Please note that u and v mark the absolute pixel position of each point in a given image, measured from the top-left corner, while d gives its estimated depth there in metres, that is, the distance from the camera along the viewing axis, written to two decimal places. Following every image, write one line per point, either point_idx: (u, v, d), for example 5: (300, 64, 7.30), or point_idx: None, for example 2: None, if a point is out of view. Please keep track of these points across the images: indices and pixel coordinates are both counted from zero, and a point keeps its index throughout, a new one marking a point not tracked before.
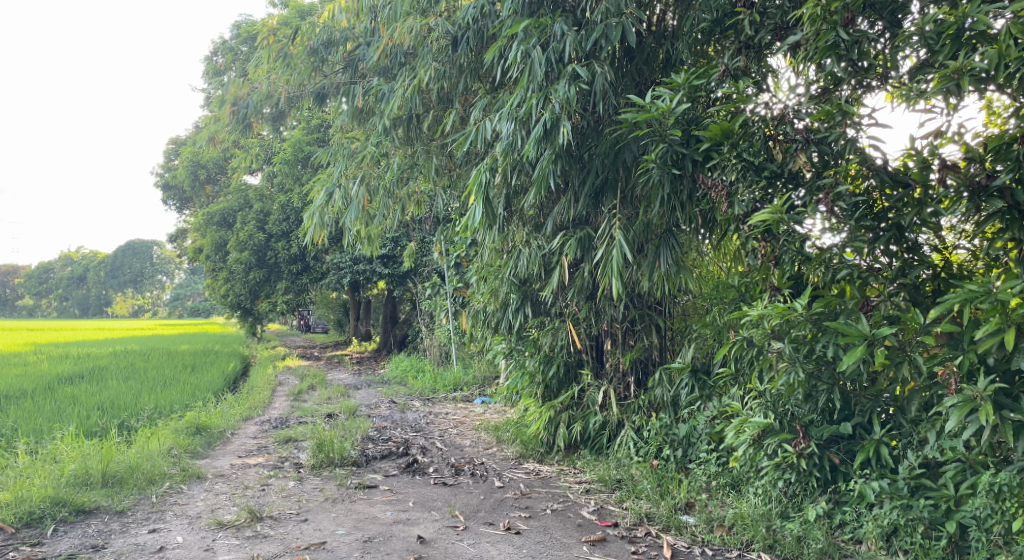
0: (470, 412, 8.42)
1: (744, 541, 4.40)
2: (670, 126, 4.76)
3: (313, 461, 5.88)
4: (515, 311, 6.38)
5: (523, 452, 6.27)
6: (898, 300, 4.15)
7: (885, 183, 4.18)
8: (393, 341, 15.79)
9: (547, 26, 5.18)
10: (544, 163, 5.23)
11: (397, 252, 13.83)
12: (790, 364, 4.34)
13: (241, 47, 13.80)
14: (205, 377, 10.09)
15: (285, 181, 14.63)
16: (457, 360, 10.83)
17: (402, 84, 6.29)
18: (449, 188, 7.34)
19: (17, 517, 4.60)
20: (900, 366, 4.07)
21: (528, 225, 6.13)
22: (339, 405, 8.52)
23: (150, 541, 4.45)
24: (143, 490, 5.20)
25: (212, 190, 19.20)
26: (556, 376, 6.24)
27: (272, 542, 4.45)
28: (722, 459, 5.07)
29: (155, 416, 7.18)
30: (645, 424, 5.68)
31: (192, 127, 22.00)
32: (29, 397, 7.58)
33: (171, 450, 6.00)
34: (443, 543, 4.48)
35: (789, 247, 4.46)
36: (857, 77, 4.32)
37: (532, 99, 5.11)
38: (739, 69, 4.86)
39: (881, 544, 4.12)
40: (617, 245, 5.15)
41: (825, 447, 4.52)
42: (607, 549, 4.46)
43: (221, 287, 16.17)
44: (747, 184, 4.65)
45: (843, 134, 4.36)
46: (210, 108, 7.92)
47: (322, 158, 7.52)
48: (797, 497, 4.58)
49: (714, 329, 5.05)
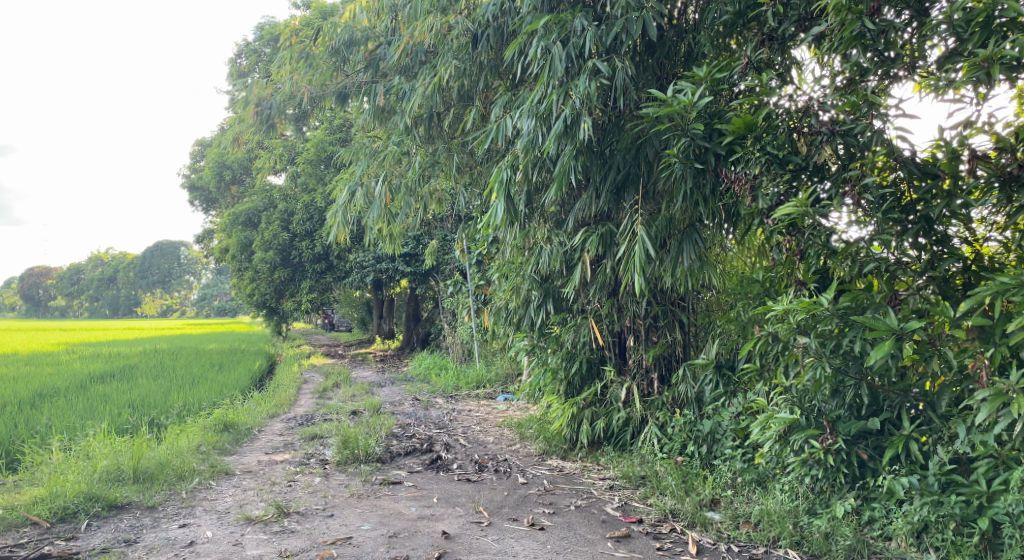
0: (493, 409, 8.44)
1: (770, 537, 4.38)
2: (692, 120, 4.71)
3: (338, 457, 5.91)
4: (538, 307, 6.38)
5: (546, 449, 6.26)
6: (927, 294, 4.06)
7: (913, 174, 4.13)
8: (416, 339, 15.87)
9: (568, 22, 5.16)
10: (565, 160, 5.20)
11: (420, 250, 13.88)
12: (817, 359, 4.33)
13: (265, 49, 14.00)
14: (232, 375, 10.16)
15: (309, 181, 14.80)
16: (480, 358, 10.88)
17: (422, 82, 6.31)
18: (471, 186, 7.37)
19: (52, 513, 4.66)
20: (930, 360, 4.02)
21: (549, 222, 6.11)
22: (363, 402, 8.58)
23: (181, 536, 4.50)
24: (173, 486, 5.27)
25: (237, 191, 19.34)
26: (578, 372, 6.22)
27: (299, 537, 4.48)
28: (747, 456, 5.01)
29: (184, 413, 7.26)
30: (668, 420, 5.64)
31: (217, 128, 22.25)
32: (62, 395, 7.70)
33: (200, 447, 6.07)
34: (468, 539, 4.49)
35: (814, 241, 4.42)
36: (883, 67, 4.26)
37: (554, 95, 5.09)
38: (762, 61, 4.82)
39: (911, 541, 4.05)
40: (639, 240, 5.13)
41: (852, 442, 4.44)
42: (631, 546, 4.44)
43: (247, 286, 16.33)
44: (771, 177, 4.62)
45: (870, 126, 4.29)
46: (235, 109, 8.01)
47: (344, 158, 7.55)
48: (824, 493, 4.50)
49: (738, 324, 5.00)
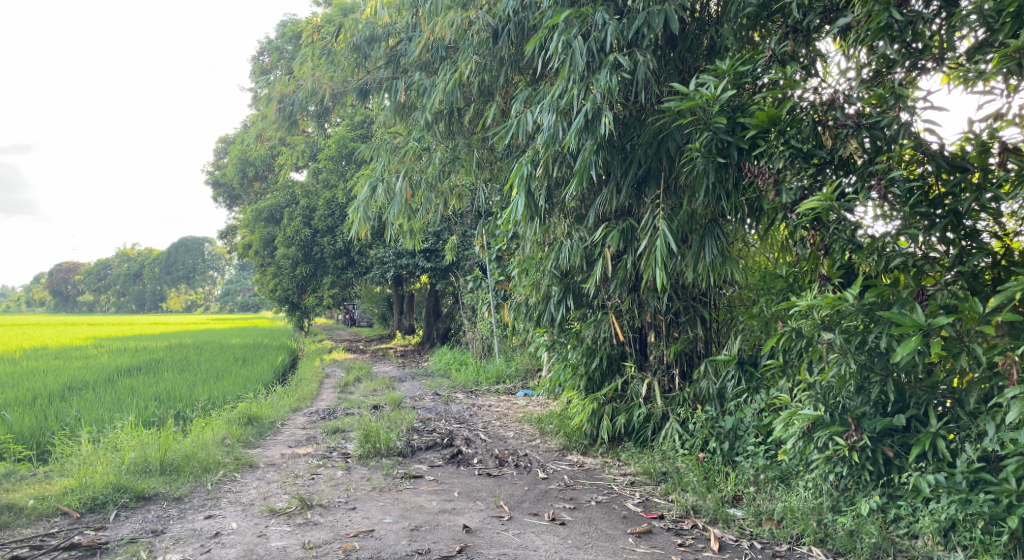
0: (514, 404, 8.44)
1: (794, 534, 4.35)
2: (715, 114, 4.69)
3: (360, 451, 5.94)
4: (558, 302, 6.35)
5: (566, 444, 6.24)
6: (955, 289, 4.01)
7: (942, 168, 4.06)
8: (436, 335, 15.91)
9: (588, 16, 5.11)
10: (586, 155, 5.18)
11: (440, 246, 13.91)
12: (842, 355, 4.29)
13: (287, 46, 14.10)
14: (255, 370, 10.22)
15: (330, 177, 14.91)
16: (500, 354, 10.90)
17: (443, 78, 6.33)
18: (491, 181, 7.38)
19: (82, 503, 4.73)
20: (958, 356, 3.96)
21: (570, 217, 6.08)
22: (384, 396, 8.61)
23: (206, 527, 4.54)
24: (199, 478, 5.32)
25: (260, 187, 19.46)
26: (599, 368, 6.20)
27: (322, 529, 4.50)
28: (770, 452, 4.98)
29: (208, 407, 7.33)
30: (689, 416, 5.60)
31: (239, 126, 22.43)
32: (91, 388, 7.80)
33: (224, 440, 6.12)
34: (489, 533, 4.49)
35: (839, 235, 4.39)
36: (911, 59, 4.18)
37: (574, 90, 5.06)
38: (786, 54, 4.77)
39: (938, 539, 4.01)
40: (661, 235, 5.09)
41: (877, 439, 4.39)
42: (653, 541, 4.42)
43: (270, 282, 16.46)
44: (796, 171, 4.60)
45: (897, 119, 4.23)
46: (258, 106, 8.07)
47: (365, 154, 7.57)
48: (849, 490, 4.46)
49: (761, 320, 4.94)
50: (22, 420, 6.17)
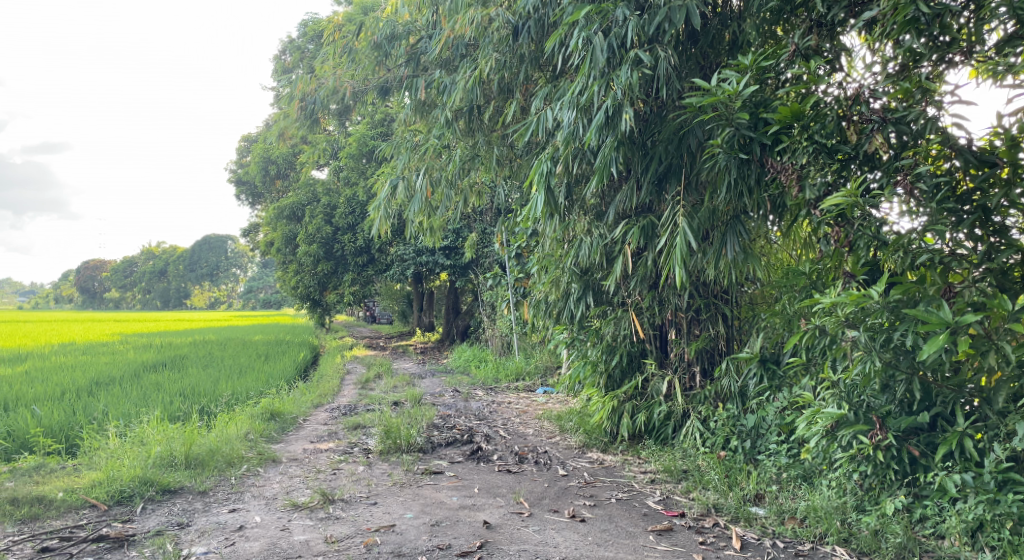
0: (533, 402, 8.42)
1: (817, 534, 4.30)
2: (736, 110, 4.64)
3: (380, 446, 5.97)
4: (577, 300, 6.30)
5: (585, 442, 6.22)
6: (984, 287, 3.96)
7: (970, 163, 4.01)
8: (456, 332, 15.92)
9: (609, 11, 5.06)
10: (606, 151, 5.16)
11: (459, 243, 13.94)
12: (867, 353, 4.22)
13: (308, 46, 14.20)
14: (278, 366, 10.28)
15: (351, 175, 15.01)
16: (519, 351, 10.89)
17: (463, 76, 6.34)
18: (510, 179, 7.38)
19: (109, 495, 4.79)
20: (986, 354, 3.89)
21: (589, 214, 6.06)
22: (405, 393, 8.64)
23: (231, 520, 4.58)
24: (223, 472, 5.36)
25: (282, 185, 19.57)
26: (618, 365, 6.16)
27: (344, 523, 4.52)
28: (793, 451, 4.93)
29: (232, 402, 7.39)
30: (711, 414, 5.57)
31: (261, 125, 22.61)
32: (118, 383, 7.89)
33: (248, 435, 6.17)
34: (509, 529, 4.49)
35: (863, 232, 4.33)
36: (938, 52, 4.12)
37: (595, 87, 5.03)
38: (810, 48, 4.65)
39: (965, 540, 3.96)
40: (681, 232, 5.05)
41: (903, 439, 4.32)
42: (674, 539, 4.39)
43: (292, 279, 16.59)
44: (819, 166, 4.55)
45: (924, 113, 4.18)
46: (280, 105, 8.14)
47: (386, 152, 7.58)
48: (873, 490, 4.41)
49: (784, 317, 4.95)
50: (51, 414, 6.26)
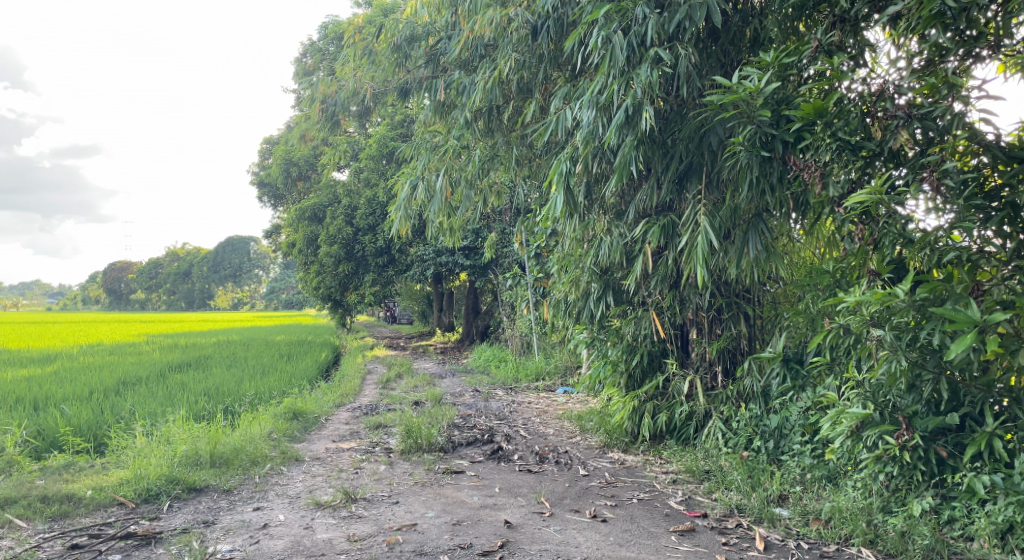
0: (553, 401, 8.41)
1: (842, 535, 4.26)
2: (758, 108, 4.61)
3: (402, 446, 5.97)
4: (597, 299, 6.24)
5: (606, 441, 6.19)
6: (1013, 284, 3.87)
7: (998, 159, 3.95)
8: (475, 332, 15.94)
9: (629, 10, 5.02)
10: (626, 150, 5.13)
11: (478, 244, 13.95)
12: (892, 352, 4.16)
13: (328, 48, 14.29)
14: (301, 366, 10.34)
15: (371, 176, 15.08)
16: (539, 351, 10.89)
17: (482, 76, 6.33)
18: (529, 178, 7.37)
19: (137, 493, 4.83)
20: (1016, 353, 3.82)
21: (609, 213, 6.04)
22: (425, 392, 8.66)
23: (255, 518, 4.61)
24: (247, 471, 5.40)
25: (303, 186, 19.53)
26: (639, 365, 6.12)
27: (366, 522, 4.53)
28: (817, 451, 4.88)
29: (256, 402, 7.44)
30: (733, 414, 5.52)
31: (282, 126, 22.80)
32: (144, 383, 7.97)
33: (271, 434, 6.21)
34: (530, 529, 4.47)
35: (889, 229, 4.27)
36: (965, 47, 4.04)
37: (614, 85, 5.00)
38: (833, 44, 4.58)
39: (995, 542, 3.89)
40: (702, 232, 5.02)
41: (930, 439, 4.26)
42: (696, 539, 4.37)
43: (313, 279, 16.66)
44: (844, 163, 4.53)
45: (950, 109, 4.12)
46: (301, 106, 8.21)
47: (405, 152, 7.60)
48: (900, 491, 4.35)
49: (807, 316, 4.89)
50: (80, 414, 6.32)
